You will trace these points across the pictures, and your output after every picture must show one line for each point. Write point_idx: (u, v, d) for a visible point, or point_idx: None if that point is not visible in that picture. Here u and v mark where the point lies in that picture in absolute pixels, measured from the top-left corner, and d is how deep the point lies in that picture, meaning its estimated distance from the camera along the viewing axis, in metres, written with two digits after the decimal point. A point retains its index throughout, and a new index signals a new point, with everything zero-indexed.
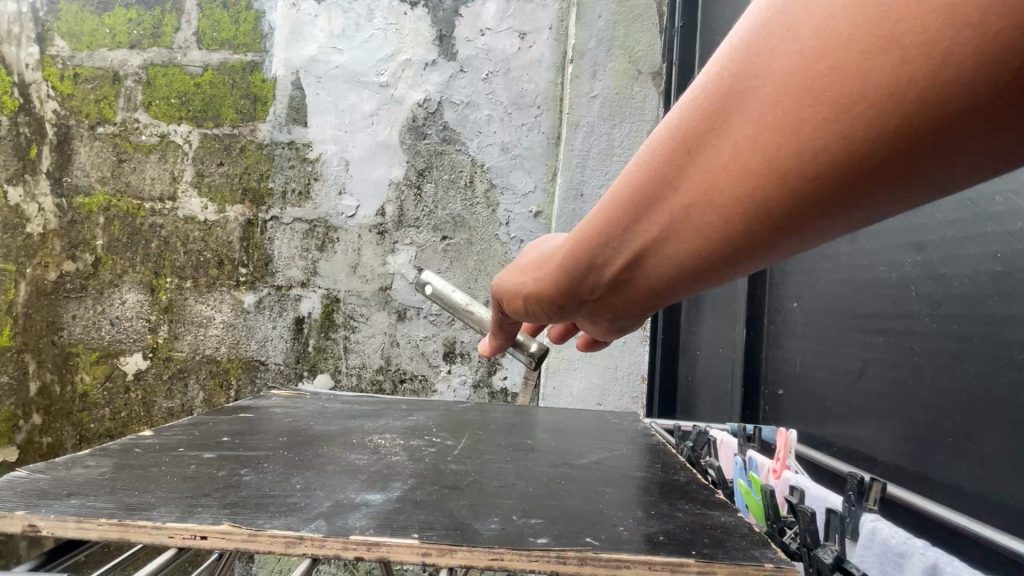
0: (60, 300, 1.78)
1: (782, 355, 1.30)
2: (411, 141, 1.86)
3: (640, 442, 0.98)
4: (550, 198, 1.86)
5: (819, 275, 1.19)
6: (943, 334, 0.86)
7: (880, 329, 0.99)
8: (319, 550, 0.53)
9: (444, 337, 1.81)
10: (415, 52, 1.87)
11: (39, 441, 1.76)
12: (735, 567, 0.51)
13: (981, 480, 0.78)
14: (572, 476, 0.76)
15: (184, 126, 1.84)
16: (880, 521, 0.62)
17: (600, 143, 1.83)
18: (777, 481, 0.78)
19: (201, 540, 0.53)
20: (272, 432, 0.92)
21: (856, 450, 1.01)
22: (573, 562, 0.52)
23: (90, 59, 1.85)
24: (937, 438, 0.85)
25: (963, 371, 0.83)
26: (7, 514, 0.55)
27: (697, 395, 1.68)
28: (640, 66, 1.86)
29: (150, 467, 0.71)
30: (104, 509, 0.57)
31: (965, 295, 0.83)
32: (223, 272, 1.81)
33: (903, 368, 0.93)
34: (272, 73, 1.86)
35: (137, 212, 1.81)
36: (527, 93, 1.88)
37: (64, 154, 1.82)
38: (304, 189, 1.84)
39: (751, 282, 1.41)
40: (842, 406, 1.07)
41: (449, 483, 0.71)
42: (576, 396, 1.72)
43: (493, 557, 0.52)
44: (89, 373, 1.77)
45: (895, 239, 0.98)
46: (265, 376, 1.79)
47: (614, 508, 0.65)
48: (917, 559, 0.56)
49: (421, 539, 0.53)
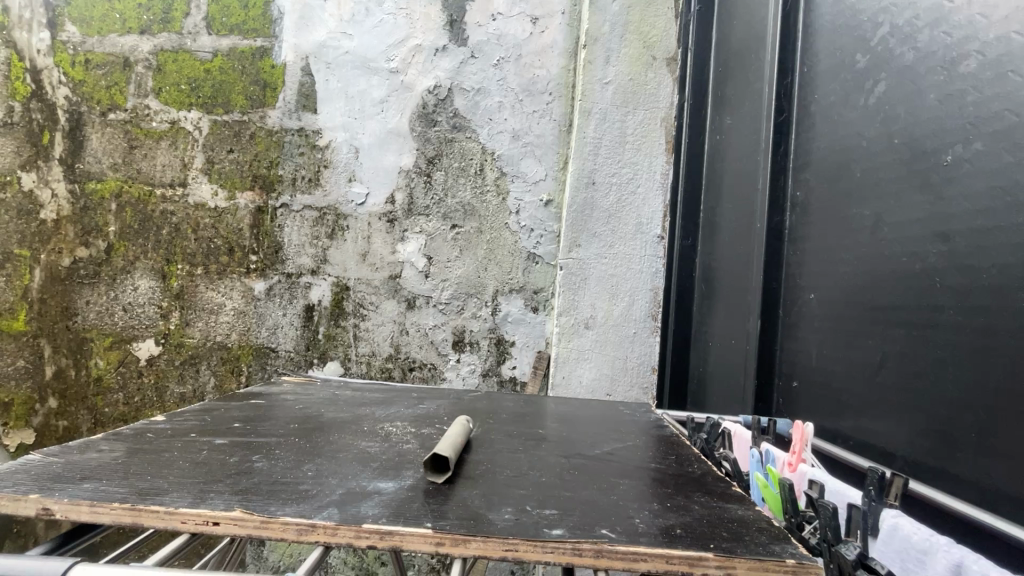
0: (73, 287, 1.80)
1: (798, 347, 1.28)
2: (421, 128, 1.84)
3: (653, 433, 0.97)
4: (561, 186, 1.83)
5: (838, 266, 1.16)
6: (968, 328, 0.83)
7: (902, 322, 0.96)
8: (331, 538, 0.52)
9: (454, 325, 1.80)
10: (426, 37, 1.85)
11: (55, 424, 1.79)
12: (756, 563, 0.50)
13: (1005, 477, 0.75)
14: (586, 467, 0.75)
15: (194, 113, 1.83)
16: (902, 517, 0.61)
17: (613, 130, 1.79)
18: (794, 475, 0.77)
19: (214, 526, 0.53)
20: (283, 419, 0.92)
21: (874, 445, 0.99)
22: (589, 555, 0.51)
23: (101, 44, 1.85)
24: (959, 435, 0.82)
25: (989, 365, 0.79)
26: (21, 498, 0.55)
27: (709, 387, 1.66)
28: (654, 52, 1.81)
29: (163, 452, 0.71)
30: (116, 493, 0.57)
31: (992, 287, 0.79)
32: (234, 259, 1.81)
33: (926, 362, 0.90)
34: (281, 59, 1.85)
35: (148, 198, 1.81)
36: (539, 79, 1.84)
37: (76, 140, 1.82)
38: (314, 176, 1.83)
39: (766, 273, 1.39)
40: (860, 400, 1.04)
41: (461, 472, 0.70)
42: (586, 387, 1.72)
43: (508, 548, 0.51)
44: (102, 358, 1.79)
45: (919, 230, 0.94)
46: (276, 363, 1.80)
47: (628, 500, 0.63)
48: (940, 556, 0.55)
49: (435, 528, 0.53)
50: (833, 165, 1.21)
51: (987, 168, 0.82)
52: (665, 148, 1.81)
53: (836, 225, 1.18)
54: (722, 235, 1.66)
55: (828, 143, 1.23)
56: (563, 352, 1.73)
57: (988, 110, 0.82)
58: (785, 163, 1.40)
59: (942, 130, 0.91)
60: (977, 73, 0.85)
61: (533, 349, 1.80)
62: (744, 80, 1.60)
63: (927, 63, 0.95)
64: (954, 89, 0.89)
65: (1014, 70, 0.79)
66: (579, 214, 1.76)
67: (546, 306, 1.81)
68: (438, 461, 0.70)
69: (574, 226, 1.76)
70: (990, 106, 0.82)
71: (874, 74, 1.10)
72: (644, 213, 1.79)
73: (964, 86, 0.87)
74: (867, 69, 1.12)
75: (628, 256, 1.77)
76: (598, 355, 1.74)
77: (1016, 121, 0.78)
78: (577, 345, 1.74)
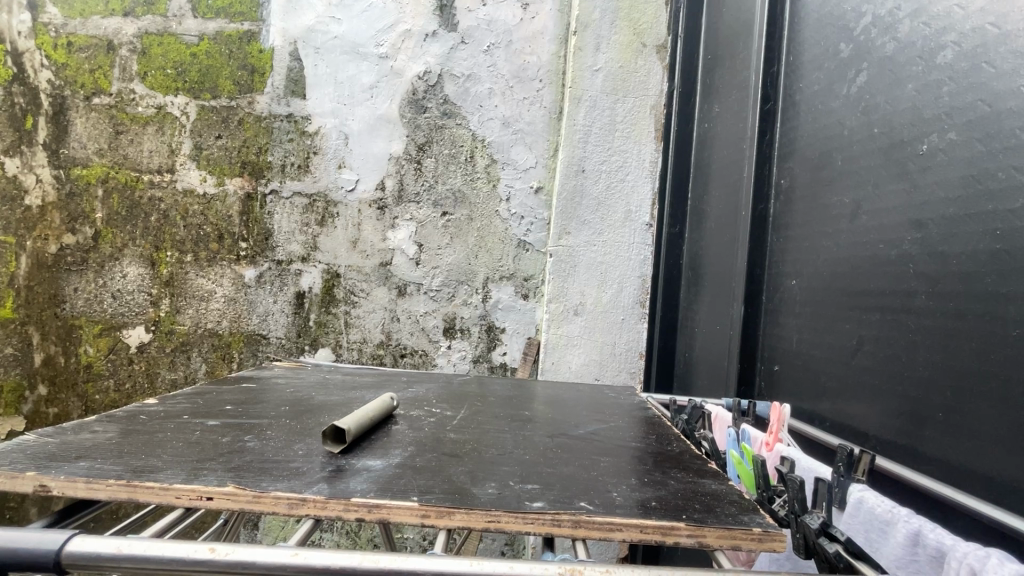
0: (61, 274, 1.79)
1: (779, 332, 1.31)
2: (411, 115, 1.83)
3: (636, 415, 1.00)
4: (551, 173, 1.84)
5: (819, 253, 1.18)
6: (938, 312, 0.85)
7: (877, 306, 0.99)
8: (321, 511, 0.55)
9: (445, 312, 1.82)
10: (416, 22, 1.84)
11: (45, 411, 1.79)
12: (725, 532, 0.53)
13: (967, 455, 0.78)
14: (569, 446, 0.78)
15: (181, 98, 1.82)
16: (868, 491, 0.64)
17: (603, 118, 1.79)
18: (769, 454, 0.80)
19: (207, 501, 0.55)
20: (274, 402, 0.94)
21: (849, 425, 1.03)
22: (567, 525, 0.53)
23: (84, 27, 1.81)
24: (926, 414, 0.86)
25: (956, 347, 0.82)
26: (18, 475, 0.57)
27: (694, 371, 1.69)
28: (644, 40, 1.82)
29: (156, 433, 0.73)
30: (111, 471, 0.59)
31: (961, 273, 0.82)
32: (223, 246, 1.81)
33: (899, 345, 0.93)
34: (269, 44, 1.83)
35: (135, 184, 1.80)
36: (529, 66, 1.84)
37: (61, 125, 1.80)
38: (304, 162, 1.82)
39: (750, 260, 1.42)
40: (836, 382, 1.08)
41: (448, 450, 0.73)
42: (575, 372, 1.76)
43: (490, 519, 0.54)
44: (92, 345, 1.79)
45: (896, 217, 0.96)
46: (267, 350, 1.81)
47: (608, 476, 0.66)
48: (901, 525, 0.58)
49: (421, 501, 0.55)
50: (816, 154, 1.23)
51: (961, 158, 0.84)
52: (654, 136, 1.82)
53: (819, 212, 1.20)
54: (709, 222, 1.69)
55: (812, 132, 1.25)
56: (552, 338, 1.76)
57: (962, 100, 0.84)
58: (770, 151, 1.42)
59: (919, 119, 0.93)
60: (954, 63, 0.86)
61: (523, 336, 1.82)
62: (733, 68, 1.61)
63: (906, 53, 0.97)
64: (931, 80, 0.91)
65: (988, 61, 0.80)
66: (569, 201, 1.77)
67: (535, 293, 1.83)
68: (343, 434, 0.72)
69: (564, 214, 1.77)
70: (964, 97, 0.84)
71: (856, 64, 1.12)
72: (633, 201, 1.80)
73: (940, 76, 0.89)
74: (850, 59, 1.14)
75: (617, 244, 1.79)
76: (587, 341, 1.76)
77: (988, 111, 0.80)
78: (566, 331, 1.76)
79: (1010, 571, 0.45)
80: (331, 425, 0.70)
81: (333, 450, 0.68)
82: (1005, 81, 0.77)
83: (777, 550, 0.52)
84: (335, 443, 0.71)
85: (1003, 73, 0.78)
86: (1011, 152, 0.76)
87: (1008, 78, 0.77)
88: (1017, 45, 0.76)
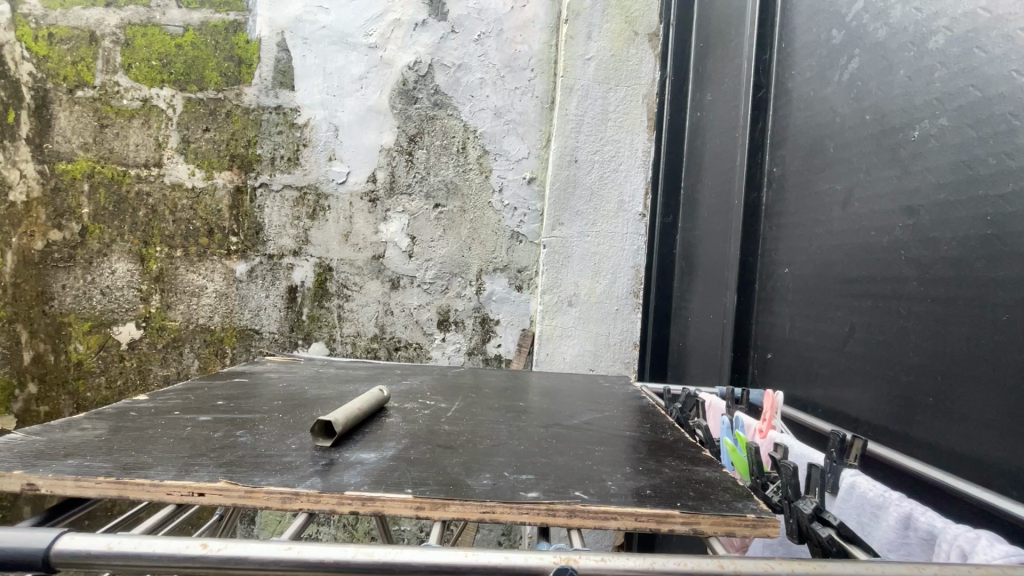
0: (48, 271, 1.76)
1: (772, 320, 1.32)
2: (401, 106, 1.81)
3: (630, 404, 1.00)
4: (544, 163, 1.83)
5: (811, 240, 1.19)
6: (929, 298, 0.86)
7: (869, 293, 0.99)
8: (315, 505, 0.54)
9: (438, 306, 1.81)
10: (405, 12, 1.81)
11: (36, 409, 1.77)
12: (718, 519, 0.53)
13: (958, 439, 0.79)
14: (563, 435, 0.78)
15: (166, 90, 1.78)
16: (860, 475, 0.64)
17: (595, 107, 1.78)
18: (763, 441, 0.80)
19: (199, 497, 0.55)
20: (267, 396, 0.94)
21: (840, 411, 1.04)
22: (562, 514, 0.54)
23: (65, 18, 1.77)
24: (917, 399, 0.86)
25: (947, 332, 0.82)
26: (5, 474, 0.56)
27: (687, 360, 1.71)
28: (636, 27, 1.80)
29: (146, 429, 0.72)
30: (101, 468, 0.58)
31: (952, 258, 0.82)
32: (213, 240, 1.79)
33: (889, 331, 0.93)
34: (255, 34, 1.80)
35: (122, 178, 1.77)
36: (520, 55, 1.83)
37: (44, 119, 1.77)
38: (293, 155, 1.80)
39: (744, 249, 1.42)
40: (829, 368, 1.08)
41: (443, 442, 0.73)
42: (569, 362, 1.76)
43: (485, 510, 0.53)
44: (82, 343, 1.77)
45: (887, 204, 0.96)
46: (260, 345, 1.79)
47: (603, 465, 0.66)
48: (893, 510, 0.58)
49: (415, 493, 0.55)
50: (808, 142, 1.23)
51: (951, 144, 0.84)
52: (646, 125, 1.81)
53: (810, 201, 1.20)
54: (702, 210, 1.69)
55: (804, 120, 1.25)
56: (546, 328, 1.76)
57: (954, 85, 0.84)
58: (762, 140, 1.42)
59: (910, 105, 0.92)
60: (944, 49, 0.86)
61: (517, 328, 1.82)
62: (724, 56, 1.60)
63: (898, 38, 0.96)
64: (923, 65, 0.90)
65: (979, 46, 0.80)
66: (562, 191, 1.76)
67: (529, 284, 1.83)
68: (330, 428, 0.72)
69: (556, 204, 1.76)
70: (955, 82, 0.84)
71: (848, 50, 1.11)
72: (626, 190, 1.79)
73: (932, 62, 0.88)
74: (842, 45, 1.13)
75: (610, 233, 1.78)
76: (583, 329, 1.76)
77: (979, 96, 0.80)
78: (560, 322, 1.76)
79: (1001, 552, 0.46)
80: (318, 421, 0.70)
81: (326, 445, 0.68)
82: (997, 66, 0.77)
83: (770, 535, 0.53)
84: (321, 437, 0.71)
85: (995, 58, 0.78)
86: (1002, 137, 0.76)
87: (999, 63, 0.77)
88: (1008, 30, 0.76)
